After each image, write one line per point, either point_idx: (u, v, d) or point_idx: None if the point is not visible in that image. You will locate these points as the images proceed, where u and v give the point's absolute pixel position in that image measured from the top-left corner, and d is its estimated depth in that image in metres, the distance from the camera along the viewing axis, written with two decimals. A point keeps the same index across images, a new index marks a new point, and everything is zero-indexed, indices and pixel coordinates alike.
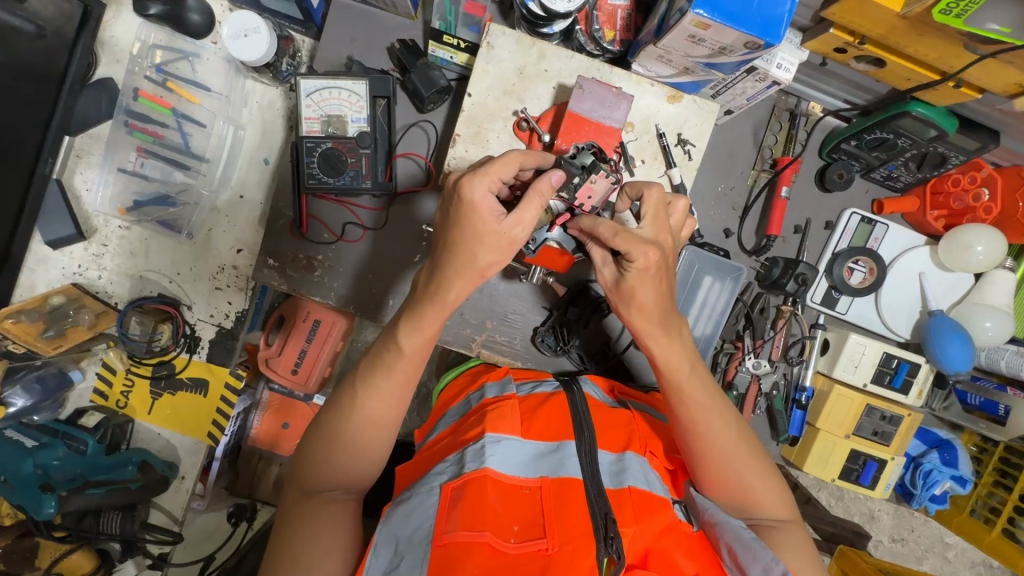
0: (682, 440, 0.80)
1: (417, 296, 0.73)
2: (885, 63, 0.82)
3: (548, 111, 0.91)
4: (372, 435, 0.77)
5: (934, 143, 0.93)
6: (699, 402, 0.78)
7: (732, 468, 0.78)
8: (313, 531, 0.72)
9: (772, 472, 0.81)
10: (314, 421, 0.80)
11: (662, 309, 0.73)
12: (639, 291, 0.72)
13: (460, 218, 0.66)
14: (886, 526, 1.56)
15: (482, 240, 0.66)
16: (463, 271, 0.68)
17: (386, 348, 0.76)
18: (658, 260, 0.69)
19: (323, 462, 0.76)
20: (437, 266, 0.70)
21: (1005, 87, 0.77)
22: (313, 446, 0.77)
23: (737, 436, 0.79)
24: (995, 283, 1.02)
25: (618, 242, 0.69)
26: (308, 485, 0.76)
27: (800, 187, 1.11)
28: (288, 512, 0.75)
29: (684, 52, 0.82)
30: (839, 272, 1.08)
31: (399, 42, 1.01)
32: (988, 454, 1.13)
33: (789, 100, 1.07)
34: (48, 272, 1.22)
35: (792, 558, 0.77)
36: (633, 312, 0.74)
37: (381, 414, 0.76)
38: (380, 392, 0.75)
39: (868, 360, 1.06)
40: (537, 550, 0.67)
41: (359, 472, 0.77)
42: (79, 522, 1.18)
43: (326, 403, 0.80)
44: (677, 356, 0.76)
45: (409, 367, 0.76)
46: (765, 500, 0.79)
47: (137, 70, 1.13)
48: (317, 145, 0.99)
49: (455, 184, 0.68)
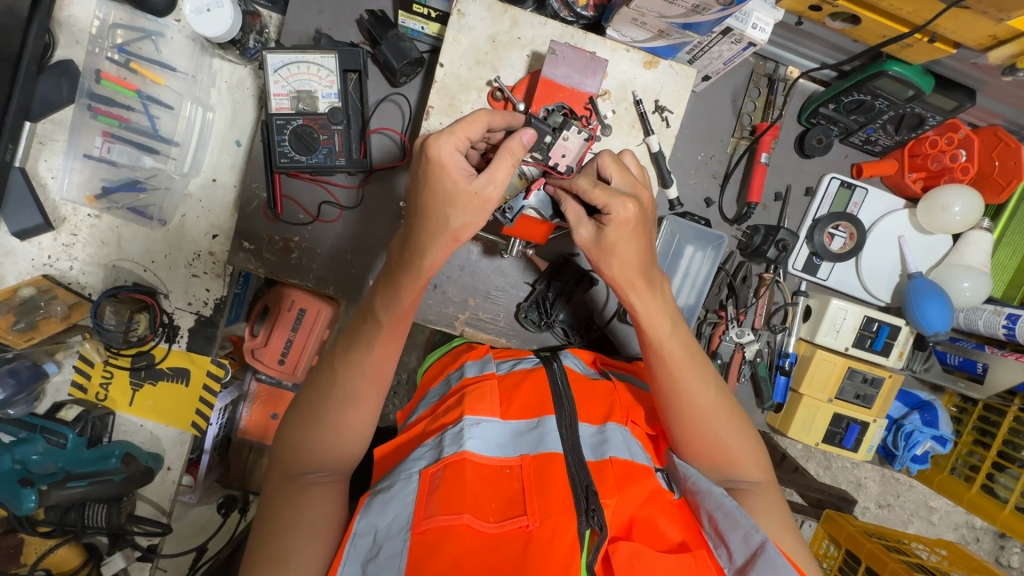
0: (663, 398, 0.79)
1: (396, 264, 0.72)
2: (861, 20, 0.81)
3: (521, 80, 0.89)
4: (353, 415, 0.75)
5: (911, 104, 0.93)
6: (680, 359, 0.77)
7: (711, 427, 0.79)
8: (296, 512, 0.71)
9: (749, 433, 0.82)
10: (294, 403, 0.79)
11: (643, 262, 0.71)
12: (620, 252, 0.70)
13: (427, 181, 0.65)
14: (872, 492, 1.59)
15: (454, 202, 0.65)
16: (438, 237, 0.67)
17: (364, 321, 0.75)
18: (636, 213, 0.68)
19: (305, 444, 0.74)
20: (410, 234, 0.69)
21: (980, 40, 0.76)
22: (294, 428, 0.76)
23: (717, 396, 0.80)
24: (973, 243, 1.03)
25: (596, 195, 0.69)
26: (289, 469, 0.74)
27: (780, 153, 1.10)
28: (270, 497, 0.73)
29: (658, 13, 0.80)
30: (819, 238, 1.08)
31: (368, 13, 0.98)
32: (968, 414, 1.15)
33: (766, 65, 1.06)
34: (17, 264, 1.18)
35: (768, 520, 0.78)
36: (613, 267, 0.72)
37: (360, 391, 0.75)
38: (359, 367, 0.75)
39: (849, 324, 1.06)
40: (518, 528, 0.67)
41: (343, 454, 0.76)
42: (63, 517, 1.17)
43: (305, 384, 0.79)
44: (659, 312, 0.75)
45: (392, 339, 0.75)
46: (740, 461, 0.80)
47: (97, 50, 1.10)
48: (288, 122, 0.97)
49: (421, 148, 0.66)
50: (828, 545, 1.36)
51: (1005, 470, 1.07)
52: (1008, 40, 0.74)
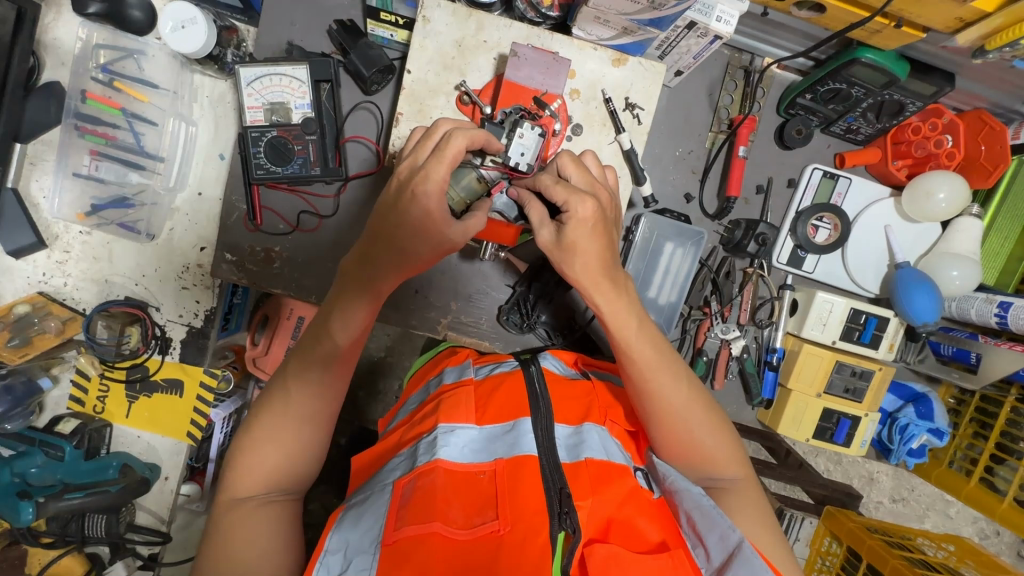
0: (636, 397, 0.78)
1: (353, 281, 0.72)
2: (825, 8, 0.79)
3: (488, 83, 0.89)
4: (306, 433, 0.75)
5: (887, 90, 0.91)
6: (651, 360, 0.76)
7: (685, 425, 0.78)
8: (247, 534, 0.67)
9: (724, 429, 0.81)
10: (243, 426, 0.76)
11: (605, 262, 0.71)
12: (582, 251, 0.69)
13: (404, 211, 0.68)
14: (885, 487, 1.56)
15: (425, 237, 0.69)
16: (394, 262, 0.70)
17: (318, 339, 0.74)
18: (595, 213, 0.68)
19: (256, 462, 0.72)
20: (370, 253, 0.71)
21: (948, 23, 0.74)
22: (243, 449, 0.73)
23: (689, 394, 0.79)
24: (962, 230, 1.00)
25: (556, 191, 0.69)
26: (238, 492, 0.71)
27: (759, 145, 1.09)
28: (215, 523, 0.69)
29: (617, 10, 0.79)
30: (803, 230, 1.06)
31: (337, 23, 0.99)
32: (966, 405, 1.12)
33: (742, 57, 1.04)
34: (14, 282, 1.22)
35: (745, 518, 0.77)
36: (577, 267, 0.71)
37: (315, 409, 0.75)
38: (315, 385, 0.75)
39: (836, 317, 1.04)
40: (489, 533, 0.67)
41: (297, 473, 0.75)
42: (64, 528, 1.20)
43: (254, 406, 0.77)
44: (626, 313, 0.74)
45: (349, 358, 0.77)
46: (716, 458, 0.80)
47: (82, 71, 1.13)
48: (263, 134, 0.98)
49: (407, 180, 0.69)
50: (831, 542, 1.33)
51: (1004, 462, 1.04)
52: (976, 22, 0.72)
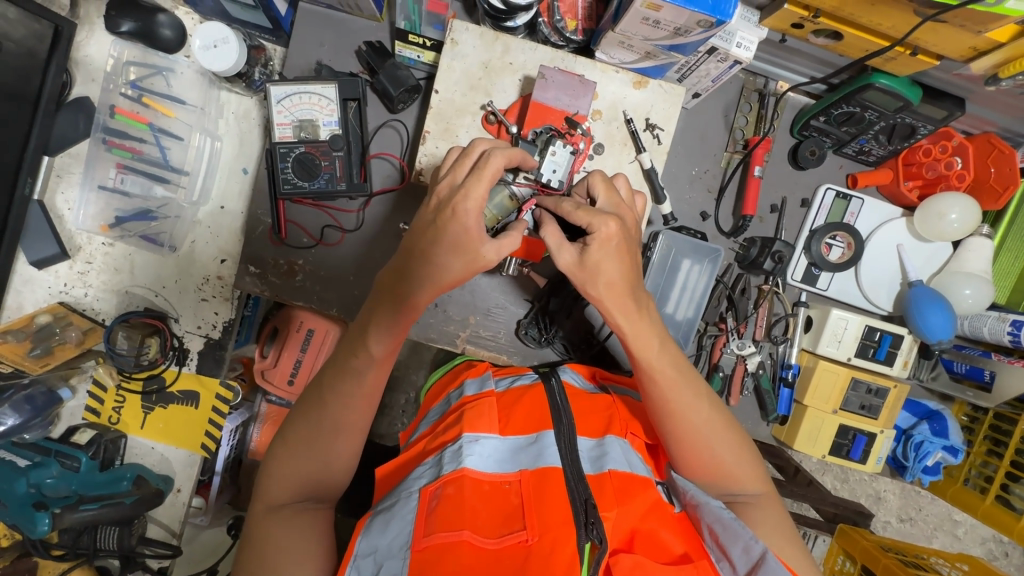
0: (656, 416, 0.80)
1: (390, 293, 0.74)
2: (843, 36, 0.82)
3: (514, 103, 0.92)
4: (342, 445, 0.76)
5: (900, 114, 0.94)
6: (671, 378, 0.77)
7: (706, 442, 0.79)
8: (280, 541, 0.69)
9: (744, 444, 0.82)
10: (280, 433, 0.78)
11: (629, 281, 0.73)
12: (604, 269, 0.71)
13: (443, 227, 0.69)
14: (893, 506, 1.56)
15: (463, 251, 0.70)
16: (425, 281, 0.72)
17: (354, 355, 0.76)
18: (618, 231, 0.71)
19: (290, 473, 0.74)
20: (410, 268, 0.73)
21: (962, 51, 0.77)
22: (278, 458, 0.75)
23: (710, 412, 0.80)
24: (973, 250, 1.02)
25: (579, 215, 0.71)
26: (272, 499, 0.73)
27: (773, 166, 1.12)
28: (251, 529, 0.71)
29: (643, 36, 0.81)
30: (817, 248, 1.08)
31: (365, 44, 1.02)
32: (979, 423, 1.13)
33: (756, 80, 1.07)
34: (35, 292, 1.23)
35: (766, 532, 0.77)
36: (600, 288, 0.72)
37: (352, 421, 0.76)
38: (349, 398, 0.75)
39: (851, 334, 1.06)
40: (518, 543, 0.67)
41: (331, 482, 0.76)
42: (76, 541, 1.20)
43: (291, 413, 0.79)
44: (648, 332, 0.76)
45: (379, 372, 0.77)
46: (736, 474, 0.80)
47: (111, 87, 1.15)
48: (291, 150, 1.00)
49: (446, 200, 0.71)
50: (844, 561, 1.33)
51: (1019, 480, 1.05)
52: (989, 51, 0.75)
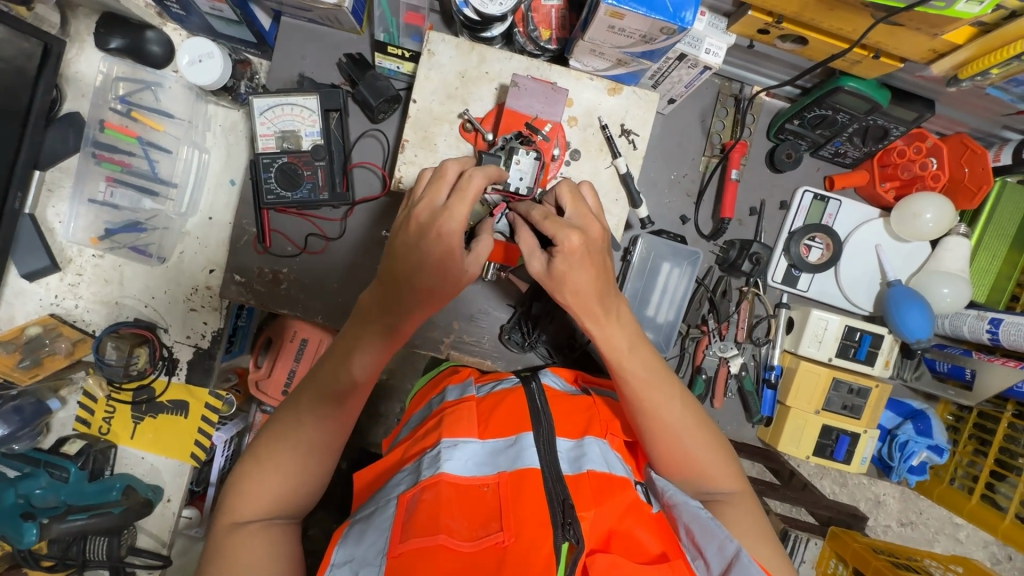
0: (632, 416, 0.80)
1: (376, 320, 0.75)
2: (808, 41, 0.84)
3: (491, 112, 0.94)
4: (312, 462, 0.76)
5: (871, 117, 0.95)
6: (644, 380, 0.78)
7: (680, 441, 0.79)
8: (248, 557, 0.69)
9: (719, 443, 0.83)
10: (249, 448, 0.77)
11: (599, 292, 0.73)
12: (572, 280, 0.72)
13: (427, 251, 0.70)
14: (893, 510, 1.55)
15: (443, 275, 0.72)
16: (415, 298, 0.73)
17: (338, 376, 0.76)
18: (582, 244, 0.71)
19: (256, 489, 0.73)
20: (393, 291, 0.74)
21: (923, 54, 0.78)
22: (247, 472, 0.74)
23: (684, 412, 0.80)
24: (951, 249, 1.03)
25: (546, 225, 0.71)
26: (238, 515, 0.72)
27: (751, 169, 1.13)
28: (215, 544, 0.70)
29: (611, 44, 0.83)
30: (796, 250, 1.09)
31: (346, 57, 1.04)
32: (964, 422, 1.13)
33: (732, 85, 1.09)
34: (26, 304, 1.25)
35: (741, 530, 0.78)
36: (568, 295, 0.73)
37: (327, 441, 0.76)
38: (328, 417, 0.76)
39: (831, 334, 1.06)
40: (493, 545, 0.67)
41: (301, 497, 0.75)
42: (65, 551, 1.21)
43: (263, 429, 0.78)
44: (618, 335, 0.76)
45: (362, 395, 0.79)
46: (712, 474, 0.81)
47: (101, 103, 1.18)
48: (273, 161, 1.02)
49: (427, 225, 0.70)
50: (836, 564, 1.32)
51: (1004, 479, 1.05)
52: (949, 52, 0.76)
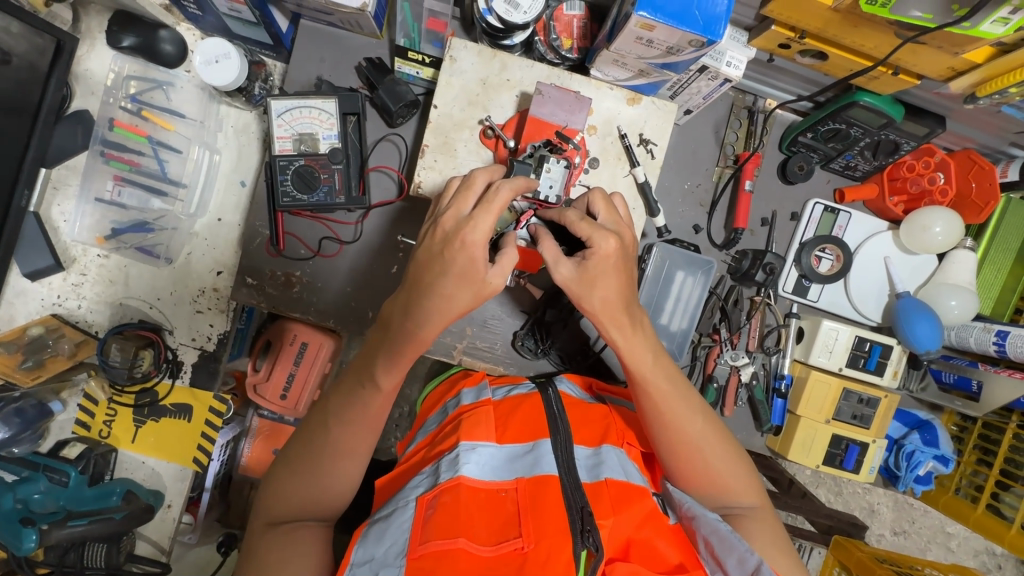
0: (650, 427, 0.81)
1: (392, 332, 0.73)
2: (828, 56, 0.86)
3: (512, 119, 0.94)
4: (341, 466, 0.75)
5: (884, 131, 0.97)
6: (665, 392, 0.78)
7: (700, 453, 0.80)
8: (276, 560, 0.69)
9: (738, 456, 0.83)
10: (284, 451, 0.78)
11: (625, 300, 0.74)
12: (601, 286, 0.72)
13: (451, 259, 0.68)
14: (887, 519, 1.56)
15: (466, 280, 0.69)
16: (435, 310, 0.70)
17: (361, 386, 0.75)
18: (617, 248, 0.72)
19: (288, 492, 0.73)
20: (411, 301, 0.72)
21: (941, 71, 0.80)
22: (280, 476, 0.75)
23: (703, 424, 0.81)
24: (958, 262, 1.05)
25: (581, 228, 0.72)
26: (273, 515, 0.73)
27: (764, 180, 1.14)
28: (251, 543, 0.72)
29: (637, 54, 0.84)
30: (807, 260, 1.11)
31: (365, 60, 1.04)
32: (968, 432, 1.15)
33: (746, 98, 1.10)
34: (27, 304, 1.22)
35: (760, 543, 0.78)
36: (596, 303, 0.73)
37: (353, 446, 0.75)
38: (352, 423, 0.74)
39: (841, 344, 1.08)
40: (513, 551, 0.65)
41: (332, 501, 0.75)
42: (62, 558, 1.17)
43: (296, 433, 0.79)
44: (641, 347, 0.77)
45: (386, 402, 0.76)
46: (732, 486, 0.81)
47: (111, 100, 1.17)
48: (290, 163, 1.01)
49: (452, 233, 0.69)
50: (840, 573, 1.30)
51: (1009, 489, 1.06)
52: (966, 71, 0.78)
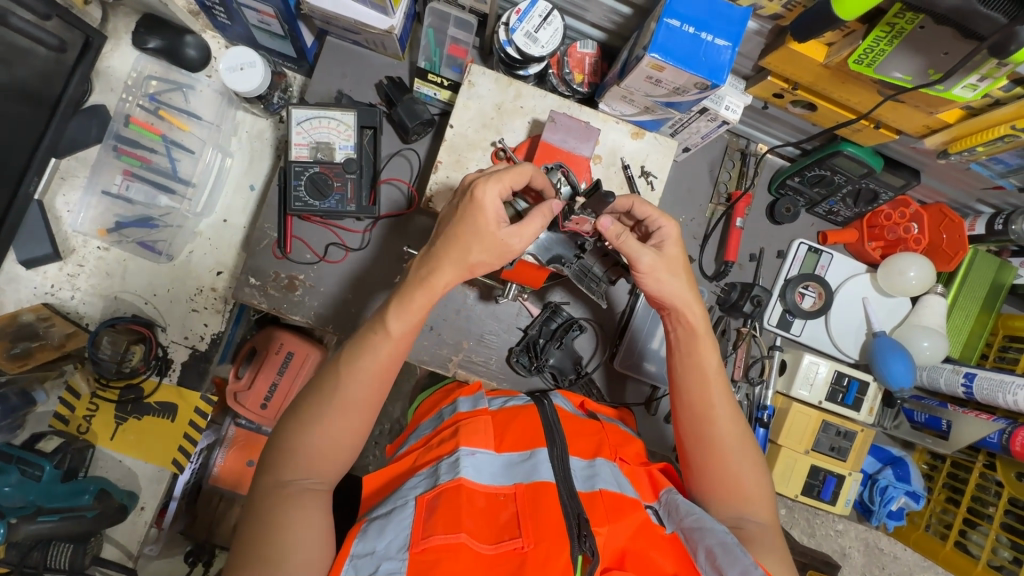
0: (695, 424, 0.84)
1: (408, 281, 0.78)
2: (817, 108, 0.94)
3: (523, 142, 1.00)
4: (350, 422, 0.75)
5: (865, 179, 1.05)
6: (718, 389, 0.84)
7: (734, 459, 0.82)
8: (284, 523, 0.67)
9: (763, 470, 0.85)
10: (291, 408, 0.78)
11: (693, 299, 0.84)
12: (669, 282, 0.83)
13: (463, 212, 0.75)
14: (857, 563, 1.53)
15: (481, 239, 0.75)
16: (456, 262, 0.76)
17: (373, 331, 0.77)
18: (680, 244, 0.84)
19: (294, 452, 0.73)
20: (433, 250, 0.77)
21: (917, 128, 0.89)
22: (286, 434, 0.75)
23: (743, 432, 0.85)
24: (929, 306, 1.12)
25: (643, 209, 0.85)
26: (281, 475, 0.72)
27: (753, 218, 1.21)
28: (258, 501, 0.70)
29: (644, 92, 0.91)
30: (791, 296, 1.17)
31: (387, 79, 1.10)
32: (938, 470, 1.19)
33: (739, 141, 1.18)
34: (18, 292, 1.21)
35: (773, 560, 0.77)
36: (671, 294, 0.83)
37: (361, 401, 0.75)
38: (363, 373, 0.75)
39: (821, 378, 1.13)
40: (513, 550, 0.67)
41: (335, 464, 0.75)
42: (24, 557, 1.07)
43: (306, 388, 0.78)
44: (706, 342, 0.85)
45: (396, 351, 0.77)
46: (754, 500, 0.82)
47: (130, 98, 1.17)
48: (305, 169, 1.05)
49: (469, 187, 0.77)
50: None
51: (976, 526, 1.11)
52: (939, 130, 0.87)
